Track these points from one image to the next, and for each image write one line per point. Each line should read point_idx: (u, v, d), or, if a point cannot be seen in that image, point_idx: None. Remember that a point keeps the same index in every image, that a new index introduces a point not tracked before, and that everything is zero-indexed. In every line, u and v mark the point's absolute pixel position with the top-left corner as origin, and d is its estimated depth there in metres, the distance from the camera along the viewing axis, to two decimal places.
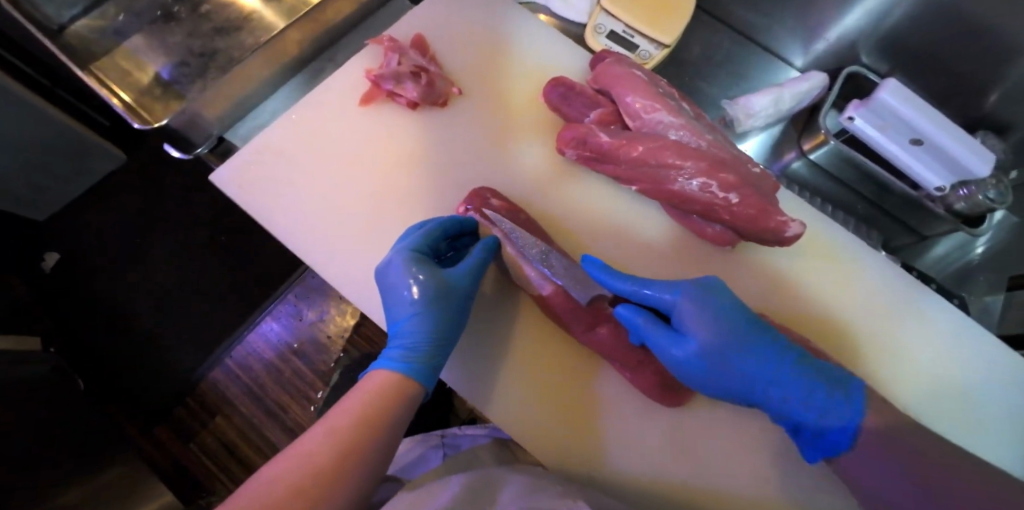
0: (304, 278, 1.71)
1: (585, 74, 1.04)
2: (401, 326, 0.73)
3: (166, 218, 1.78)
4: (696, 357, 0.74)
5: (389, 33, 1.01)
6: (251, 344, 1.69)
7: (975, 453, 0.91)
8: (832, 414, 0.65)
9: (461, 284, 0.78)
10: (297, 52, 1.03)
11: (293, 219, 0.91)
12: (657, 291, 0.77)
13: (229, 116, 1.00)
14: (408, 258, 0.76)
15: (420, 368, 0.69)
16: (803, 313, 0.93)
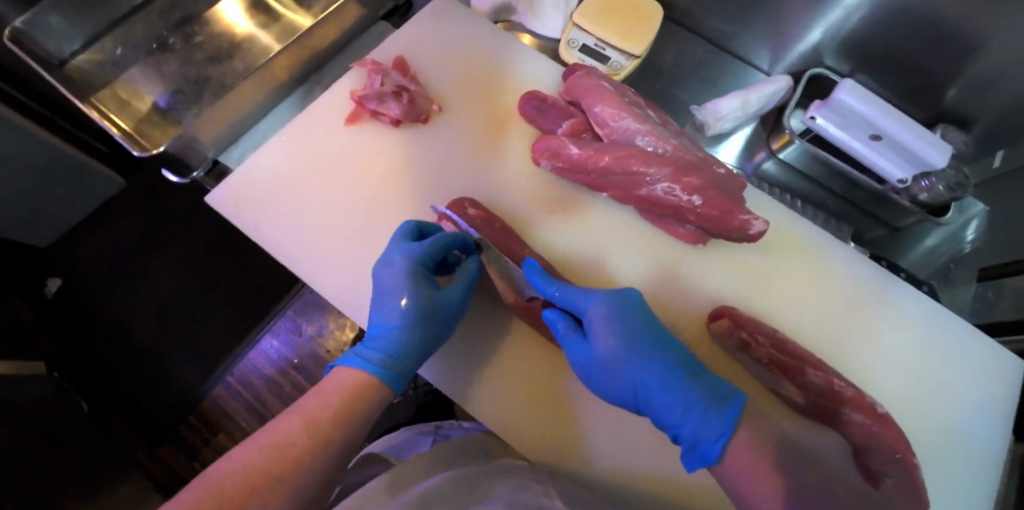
0: (303, 294, 1.77)
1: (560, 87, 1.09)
2: (382, 327, 0.77)
3: (166, 240, 1.84)
4: (596, 360, 0.78)
5: (372, 55, 1.06)
6: (252, 361, 1.74)
7: (950, 434, 0.94)
8: (700, 421, 0.64)
9: (452, 303, 0.81)
10: (285, 77, 1.08)
11: (283, 235, 0.95)
12: (576, 296, 0.82)
13: (223, 140, 1.05)
14: (408, 269, 0.80)
15: (391, 375, 0.72)
16: (777, 305, 0.97)
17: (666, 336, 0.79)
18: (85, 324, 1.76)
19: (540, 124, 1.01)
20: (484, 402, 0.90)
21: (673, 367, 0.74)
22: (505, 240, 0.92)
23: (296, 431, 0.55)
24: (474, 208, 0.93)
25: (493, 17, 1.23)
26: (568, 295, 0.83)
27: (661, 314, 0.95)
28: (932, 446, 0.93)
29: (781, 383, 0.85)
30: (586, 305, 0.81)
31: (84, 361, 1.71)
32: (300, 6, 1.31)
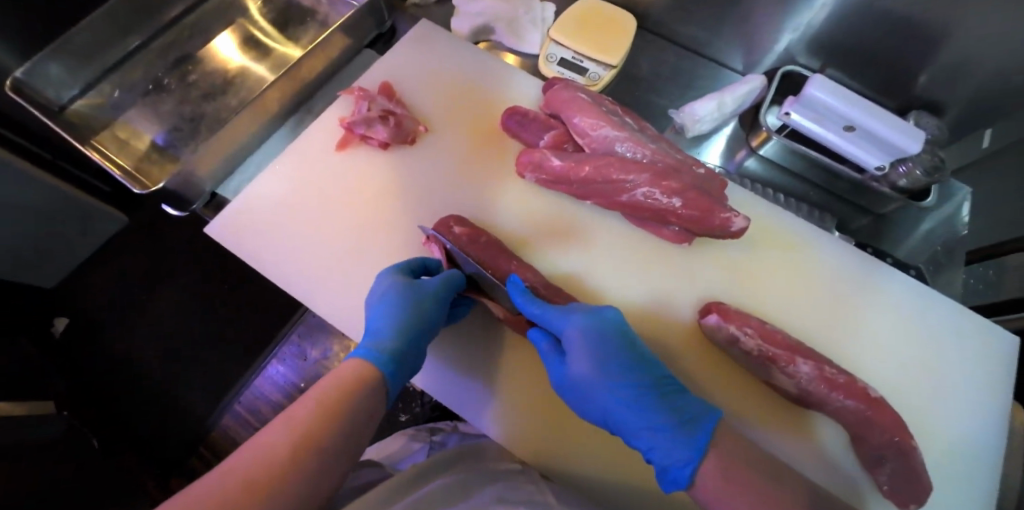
0: (306, 317, 1.72)
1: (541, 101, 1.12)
2: (373, 322, 0.86)
3: (169, 273, 1.87)
4: (573, 381, 0.81)
5: (358, 83, 1.10)
6: (259, 388, 1.69)
7: (954, 416, 0.95)
8: (672, 451, 0.69)
9: (432, 288, 0.89)
10: (277, 109, 1.13)
11: (282, 262, 0.98)
12: (553, 316, 0.83)
13: (219, 173, 1.09)
14: (389, 273, 0.93)
15: (383, 359, 0.79)
16: (766, 299, 0.99)
17: (641, 354, 0.82)
18: (93, 361, 1.78)
19: (523, 137, 1.05)
20: (485, 412, 0.95)
21: (646, 390, 0.77)
22: (491, 257, 0.93)
23: (288, 435, 0.57)
24: (459, 226, 0.95)
25: (473, 38, 1.28)
26: (544, 316, 0.84)
27: (652, 315, 0.97)
28: (934, 428, 0.93)
29: (775, 374, 0.86)
30: (563, 327, 0.82)
31: (93, 399, 1.73)
32: (288, 41, 1.36)
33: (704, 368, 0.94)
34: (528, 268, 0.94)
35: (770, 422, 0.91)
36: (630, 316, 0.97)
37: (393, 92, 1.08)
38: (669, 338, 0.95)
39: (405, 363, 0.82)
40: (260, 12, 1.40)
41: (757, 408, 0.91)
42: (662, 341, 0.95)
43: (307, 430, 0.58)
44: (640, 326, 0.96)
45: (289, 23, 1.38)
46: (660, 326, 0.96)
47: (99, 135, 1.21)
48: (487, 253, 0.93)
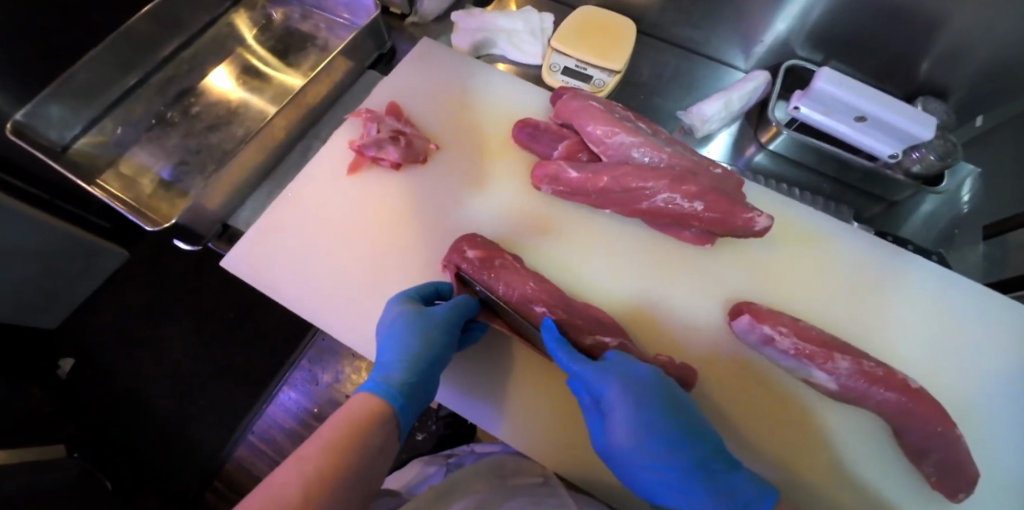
0: (317, 340, 1.66)
1: (549, 111, 1.13)
2: (381, 354, 0.84)
3: (177, 306, 1.85)
4: (612, 445, 0.80)
5: (365, 105, 1.10)
6: (272, 416, 1.65)
7: (1001, 402, 0.92)
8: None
9: (440, 315, 0.86)
10: (284, 136, 1.12)
11: (301, 290, 0.97)
12: (595, 381, 0.79)
13: (230, 204, 1.07)
14: (398, 301, 0.90)
15: (393, 391, 0.77)
16: (794, 295, 0.98)
17: (687, 415, 0.80)
18: (101, 401, 1.74)
19: (535, 150, 1.04)
20: (515, 426, 0.92)
21: (689, 462, 0.76)
22: (507, 279, 0.92)
23: (300, 472, 0.56)
24: (472, 249, 0.93)
25: (474, 53, 1.28)
26: (585, 379, 0.80)
27: (682, 319, 0.95)
28: (982, 417, 0.90)
29: (811, 371, 0.85)
30: (604, 393, 0.78)
31: (103, 440, 1.69)
32: (289, 68, 1.36)
33: (740, 370, 0.92)
34: (545, 290, 0.91)
35: (811, 420, 0.88)
36: (660, 322, 0.95)
37: (400, 113, 1.07)
38: (702, 341, 0.93)
39: (416, 396, 0.80)
40: (259, 41, 1.40)
41: (796, 408, 0.89)
42: (695, 345, 0.93)
43: (322, 464, 0.57)
44: (671, 331, 0.94)
45: (288, 51, 1.38)
46: (691, 329, 0.94)
47: (104, 174, 1.19)
48: (501, 278, 0.92)
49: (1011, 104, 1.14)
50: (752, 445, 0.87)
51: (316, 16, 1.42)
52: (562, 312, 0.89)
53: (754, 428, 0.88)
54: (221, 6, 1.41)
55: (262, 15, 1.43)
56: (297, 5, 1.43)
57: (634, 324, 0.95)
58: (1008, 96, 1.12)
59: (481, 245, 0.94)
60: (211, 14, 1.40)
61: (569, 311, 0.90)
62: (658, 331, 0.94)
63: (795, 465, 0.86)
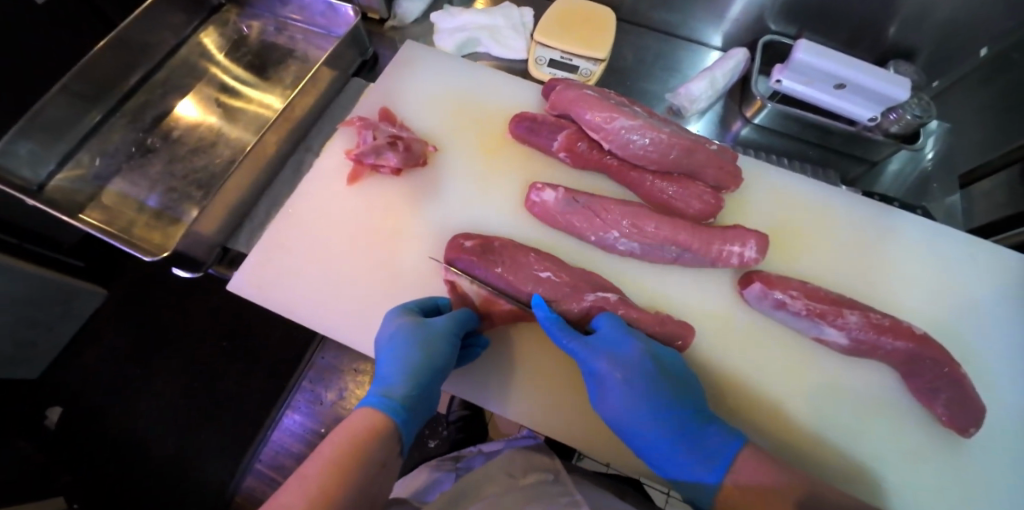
0: (316, 359, 1.60)
1: (542, 104, 1.14)
2: (382, 367, 0.83)
3: (166, 339, 1.77)
4: (608, 413, 0.83)
5: (357, 113, 1.09)
6: (278, 442, 1.58)
7: (999, 340, 0.97)
8: (703, 468, 0.78)
9: (439, 326, 0.85)
10: (275, 152, 1.09)
11: (313, 305, 0.95)
12: (585, 356, 0.83)
13: (226, 226, 1.05)
14: (397, 313, 0.88)
15: (394, 404, 0.76)
16: (798, 258, 1.02)
17: (676, 380, 0.83)
18: (96, 447, 1.66)
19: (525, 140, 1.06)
20: (539, 409, 0.91)
21: (680, 423, 0.79)
22: (508, 266, 0.92)
23: (303, 493, 0.57)
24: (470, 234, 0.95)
25: (458, 52, 1.28)
26: (578, 355, 0.83)
27: (695, 290, 0.98)
28: (984, 356, 0.95)
29: (823, 330, 0.88)
30: (596, 367, 0.82)
31: (102, 488, 1.61)
32: (268, 83, 1.33)
33: (758, 334, 0.94)
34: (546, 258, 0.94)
35: (830, 378, 0.91)
36: (675, 295, 0.97)
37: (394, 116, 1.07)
38: (717, 311, 0.96)
39: (417, 408, 0.79)
40: (233, 58, 1.36)
41: (813, 362, 0.92)
42: (711, 314, 0.96)
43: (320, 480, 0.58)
44: (686, 304, 0.96)
45: (265, 66, 1.35)
46: (704, 300, 0.97)
47: (86, 210, 1.14)
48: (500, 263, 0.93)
49: (971, 61, 1.21)
50: (779, 409, 0.89)
51: (291, 28, 1.39)
52: (576, 299, 0.90)
53: (779, 389, 0.90)
54: (189, 26, 1.37)
55: (234, 32, 1.40)
56: (270, 18, 1.41)
57: (650, 301, 0.97)
58: (967, 52, 1.19)
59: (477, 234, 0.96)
60: (179, 35, 1.36)
61: (580, 282, 0.92)
62: (673, 305, 0.96)
63: (819, 425, 0.88)
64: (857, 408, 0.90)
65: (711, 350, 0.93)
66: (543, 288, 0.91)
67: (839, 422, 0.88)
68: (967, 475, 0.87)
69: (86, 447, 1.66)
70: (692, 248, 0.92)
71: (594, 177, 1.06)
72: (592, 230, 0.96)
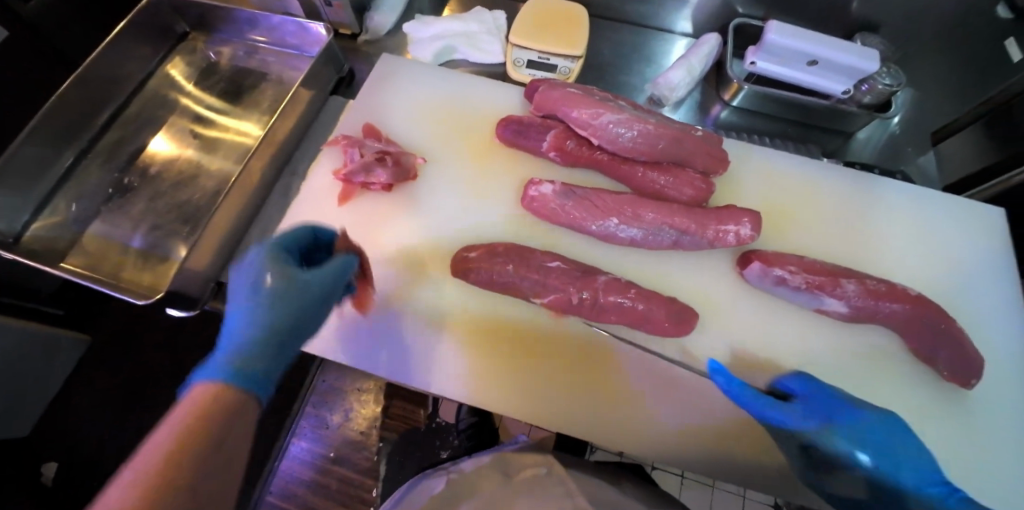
0: (317, 383, 1.57)
1: (526, 106, 1.14)
2: (229, 330, 0.75)
3: (160, 380, 1.72)
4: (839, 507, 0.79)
5: (342, 132, 1.08)
6: (287, 471, 1.53)
7: (986, 293, 1.01)
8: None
9: (314, 283, 0.79)
10: (261, 179, 1.07)
11: (318, 330, 0.94)
12: (787, 413, 0.78)
13: (218, 259, 1.02)
14: (258, 254, 0.81)
15: (249, 372, 0.67)
16: (793, 234, 1.04)
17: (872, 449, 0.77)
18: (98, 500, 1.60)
19: (504, 136, 1.06)
20: (524, 401, 0.90)
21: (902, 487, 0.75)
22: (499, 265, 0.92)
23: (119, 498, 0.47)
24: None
25: (435, 61, 1.27)
26: (782, 420, 0.79)
27: (695, 275, 0.99)
28: (975, 309, 0.99)
29: (824, 301, 0.91)
30: (811, 431, 0.78)
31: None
32: (244, 109, 1.30)
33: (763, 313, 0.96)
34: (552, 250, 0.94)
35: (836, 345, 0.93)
36: (679, 280, 0.98)
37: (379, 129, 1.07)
38: (721, 292, 0.97)
39: (256, 360, 0.70)
40: (205, 87, 1.33)
41: (815, 337, 0.94)
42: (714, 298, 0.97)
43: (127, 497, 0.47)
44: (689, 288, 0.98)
45: (240, 91, 1.32)
46: (703, 283, 0.98)
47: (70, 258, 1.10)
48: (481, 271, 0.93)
49: (932, 29, 1.26)
50: None
51: (262, 51, 1.37)
52: (585, 291, 0.89)
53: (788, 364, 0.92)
54: (155, 58, 1.33)
55: (203, 59, 1.37)
56: (239, 42, 1.38)
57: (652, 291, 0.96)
58: (924, 21, 1.24)
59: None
60: (146, 68, 1.32)
61: (588, 278, 0.90)
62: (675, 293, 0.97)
63: None
64: (863, 373, 0.92)
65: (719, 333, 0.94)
66: (551, 286, 0.90)
67: (848, 388, 0.91)
68: (973, 427, 0.90)
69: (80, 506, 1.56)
70: (690, 232, 0.94)
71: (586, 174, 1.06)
72: (592, 222, 0.96)
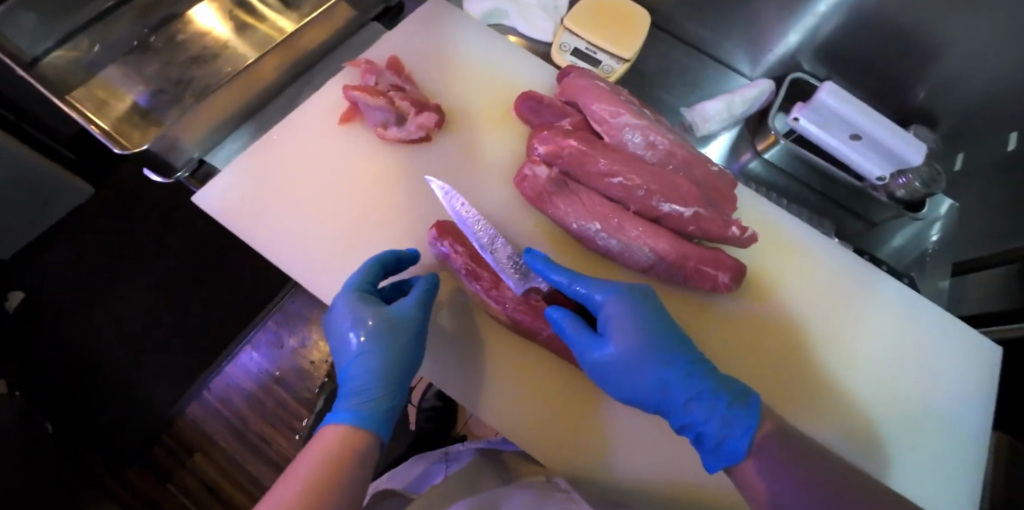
0: (283, 301, 1.32)
1: (774, 96, 0.93)
2: (345, 377, 0.58)
3: (131, 175, 1.38)
4: (614, 364, 0.58)
5: (579, 14, 0.92)
6: (230, 376, 1.28)
7: None
8: (716, 421, 0.50)
9: (407, 320, 0.59)
10: (482, 9, 0.95)
11: (429, 175, 0.76)
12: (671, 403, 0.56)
13: (384, 49, 0.84)
14: (348, 299, 0.60)
15: (363, 416, 0.51)
16: (976, 355, 0.77)
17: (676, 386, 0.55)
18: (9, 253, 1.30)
19: (724, 122, 0.92)
20: (500, 409, 0.69)
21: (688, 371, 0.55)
22: (662, 186, 0.68)
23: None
24: (637, 134, 0.71)
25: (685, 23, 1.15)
26: (666, 384, 0.56)
27: (866, 368, 0.74)
28: None
29: None
30: (630, 385, 0.58)
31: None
32: None
33: (927, 401, 0.74)
34: None
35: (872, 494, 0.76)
36: (871, 332, 0.76)
37: (606, 20, 0.92)
38: (898, 361, 0.75)
39: (384, 384, 0.56)
40: None
41: (971, 449, 0.73)
42: (884, 362, 0.75)
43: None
44: (864, 348, 0.75)
45: None
46: (883, 351, 0.75)
47: None
48: (647, 173, 0.69)
49: None
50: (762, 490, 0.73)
51: None
52: (725, 332, 0.74)
53: (918, 484, 0.70)
54: None
55: None
56: None
57: (762, 341, 0.74)
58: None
59: (658, 119, 0.75)
60: None
61: (734, 327, 0.74)
62: (820, 373, 0.73)
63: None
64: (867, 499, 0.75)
65: (850, 408, 0.72)
66: (695, 306, 0.74)
67: None
68: None
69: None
70: None
71: (861, 268, 0.80)
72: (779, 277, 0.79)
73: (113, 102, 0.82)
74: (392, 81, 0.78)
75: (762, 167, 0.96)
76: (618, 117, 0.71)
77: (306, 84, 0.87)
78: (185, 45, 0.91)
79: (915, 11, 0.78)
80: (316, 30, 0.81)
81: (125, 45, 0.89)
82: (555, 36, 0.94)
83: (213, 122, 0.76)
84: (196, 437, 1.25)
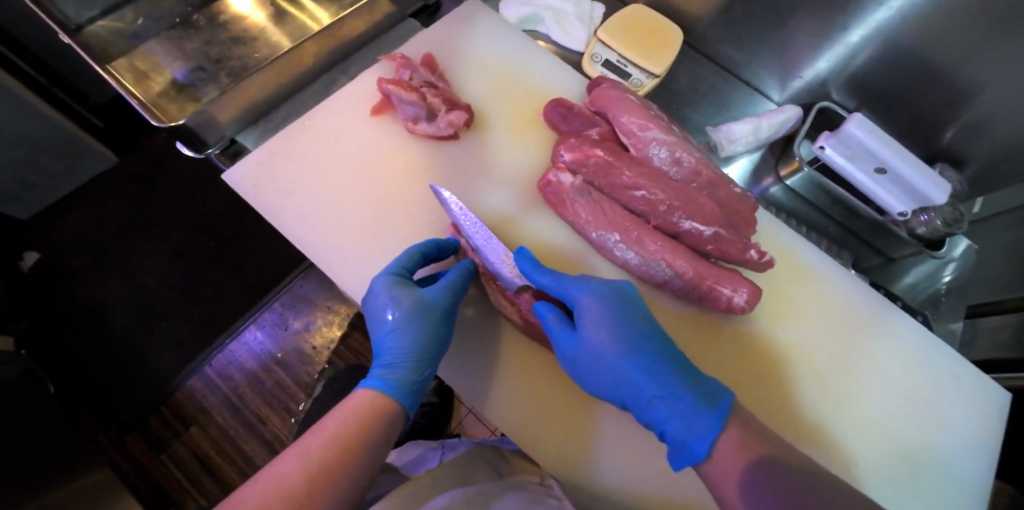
0: (293, 284, 1.33)
1: (802, 123, 0.93)
2: (381, 350, 0.63)
3: (157, 147, 1.41)
4: (586, 359, 0.61)
5: (613, 27, 0.93)
6: (232, 353, 1.29)
7: None
8: (686, 423, 0.53)
9: (439, 304, 0.63)
10: (518, 13, 0.96)
11: (453, 172, 0.77)
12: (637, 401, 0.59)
13: (419, 46, 0.86)
14: (384, 282, 0.63)
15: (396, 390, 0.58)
16: (984, 407, 0.76)
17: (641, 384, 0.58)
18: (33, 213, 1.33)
19: (748, 145, 0.92)
20: (503, 409, 0.69)
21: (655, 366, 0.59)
22: (685, 203, 0.69)
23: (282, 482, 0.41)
24: (663, 149, 0.71)
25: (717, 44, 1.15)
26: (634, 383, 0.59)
27: (873, 404, 0.74)
28: None
29: None
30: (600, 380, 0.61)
31: (16, 281, 1.27)
32: None
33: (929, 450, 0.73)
34: None
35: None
36: (881, 373, 0.76)
37: (639, 35, 0.93)
38: (905, 405, 0.74)
39: (416, 363, 0.60)
40: None
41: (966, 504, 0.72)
42: (890, 404, 0.74)
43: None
44: (871, 388, 0.75)
45: None
46: (890, 393, 0.75)
47: None
48: (671, 188, 0.69)
49: None
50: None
51: None
52: (733, 354, 0.74)
53: None
54: None
55: None
56: None
57: (770, 367, 0.74)
58: None
59: (685, 136, 0.75)
60: None
61: (743, 350, 0.74)
62: (825, 405, 0.73)
63: None
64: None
65: (849, 446, 0.71)
66: (705, 325, 0.75)
67: None
68: None
69: (7, 195, 1.22)
70: None
71: (878, 303, 0.79)
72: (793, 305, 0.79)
73: (152, 75, 0.85)
74: (426, 78, 0.79)
75: (783, 193, 0.96)
76: (646, 130, 0.72)
77: (339, 73, 0.89)
78: (226, 26, 0.93)
79: (949, 53, 0.78)
80: (355, 22, 0.82)
81: (168, 20, 0.91)
82: (588, 46, 0.95)
83: (248, 104, 0.78)
84: (193, 410, 1.24)
